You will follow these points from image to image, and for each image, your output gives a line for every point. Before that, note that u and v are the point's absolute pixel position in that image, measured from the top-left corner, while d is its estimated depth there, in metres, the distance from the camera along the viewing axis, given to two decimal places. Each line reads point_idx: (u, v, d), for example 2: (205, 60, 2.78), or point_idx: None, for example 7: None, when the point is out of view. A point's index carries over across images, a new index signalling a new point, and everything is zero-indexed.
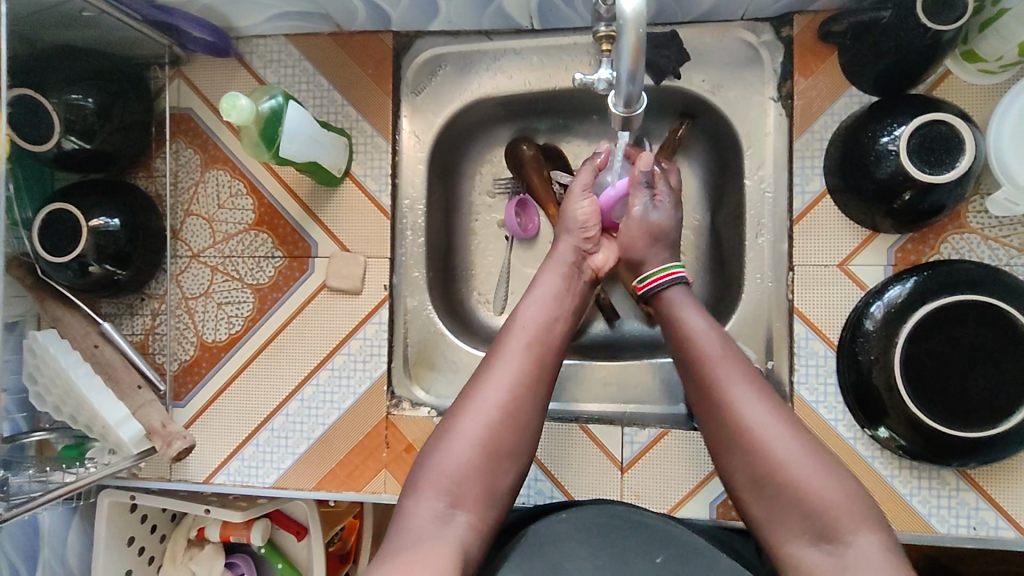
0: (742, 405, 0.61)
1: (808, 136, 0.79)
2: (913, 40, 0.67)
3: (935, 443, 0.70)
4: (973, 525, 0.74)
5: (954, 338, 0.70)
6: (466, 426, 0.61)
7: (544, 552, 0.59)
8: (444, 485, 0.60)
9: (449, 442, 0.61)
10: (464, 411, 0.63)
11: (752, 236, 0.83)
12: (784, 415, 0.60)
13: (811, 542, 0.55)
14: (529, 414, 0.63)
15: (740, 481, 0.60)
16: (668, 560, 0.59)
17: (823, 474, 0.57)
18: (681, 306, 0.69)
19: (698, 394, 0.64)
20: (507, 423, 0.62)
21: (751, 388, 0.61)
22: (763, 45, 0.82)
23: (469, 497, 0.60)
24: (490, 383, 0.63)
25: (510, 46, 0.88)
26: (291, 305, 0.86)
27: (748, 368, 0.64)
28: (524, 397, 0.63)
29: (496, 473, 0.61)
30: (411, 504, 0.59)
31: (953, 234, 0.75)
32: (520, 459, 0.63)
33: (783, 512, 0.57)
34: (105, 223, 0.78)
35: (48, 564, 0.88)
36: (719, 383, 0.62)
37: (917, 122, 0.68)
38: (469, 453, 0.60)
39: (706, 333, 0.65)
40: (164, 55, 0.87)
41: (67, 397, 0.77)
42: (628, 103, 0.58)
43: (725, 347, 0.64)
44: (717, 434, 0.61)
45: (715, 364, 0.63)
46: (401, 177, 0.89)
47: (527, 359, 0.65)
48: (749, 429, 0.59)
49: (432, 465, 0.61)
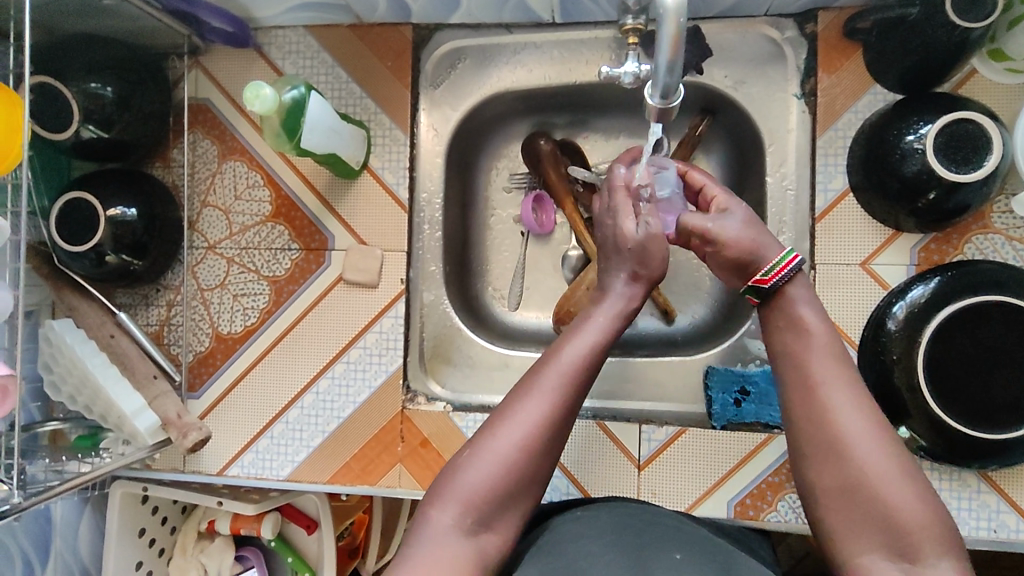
0: (838, 413, 0.56)
1: (831, 134, 0.78)
2: (941, 38, 0.66)
3: (957, 444, 0.69)
4: (993, 527, 0.73)
5: (978, 339, 0.70)
6: (499, 441, 0.57)
7: (559, 550, 0.57)
8: (471, 504, 0.56)
9: (484, 456, 0.57)
10: (500, 427, 0.58)
11: (772, 233, 0.83)
12: (875, 425, 0.55)
13: (887, 559, 0.52)
14: (562, 436, 0.60)
15: (822, 489, 0.55)
16: (687, 557, 0.57)
17: (909, 493, 0.53)
18: (799, 301, 0.62)
19: (793, 394, 0.59)
20: (543, 444, 0.58)
21: (846, 395, 0.57)
22: (785, 41, 0.81)
23: (494, 516, 0.56)
24: (530, 400, 0.59)
25: (531, 39, 0.87)
26: (308, 297, 0.86)
27: (852, 374, 0.58)
28: (562, 421, 0.59)
29: (524, 491, 0.58)
30: (432, 516, 0.56)
31: (977, 234, 0.74)
32: (546, 480, 0.59)
33: (866, 522, 0.53)
34: (122, 212, 0.77)
35: (59, 554, 0.88)
36: (819, 386, 0.57)
37: (943, 121, 0.67)
38: (499, 470, 0.56)
39: (816, 332, 0.60)
40: (183, 44, 0.86)
41: (83, 387, 0.76)
42: (664, 95, 0.56)
43: (838, 351, 0.59)
44: (807, 443, 0.57)
45: (817, 368, 0.58)
46: (419, 171, 0.88)
47: (576, 379, 0.60)
48: (845, 438, 0.55)
49: (461, 478, 0.57)
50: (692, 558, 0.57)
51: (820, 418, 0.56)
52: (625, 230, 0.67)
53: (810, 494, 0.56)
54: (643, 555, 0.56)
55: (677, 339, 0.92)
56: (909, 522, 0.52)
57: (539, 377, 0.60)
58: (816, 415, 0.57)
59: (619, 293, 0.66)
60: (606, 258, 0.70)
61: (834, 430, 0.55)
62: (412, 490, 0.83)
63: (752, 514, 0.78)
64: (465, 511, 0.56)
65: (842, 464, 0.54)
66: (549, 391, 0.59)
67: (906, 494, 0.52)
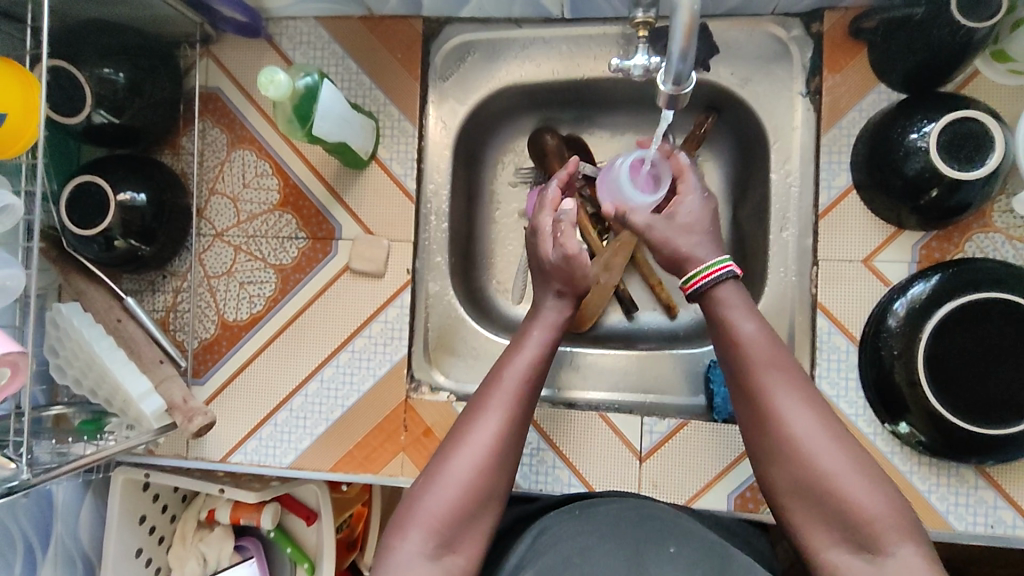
0: (781, 416, 0.57)
1: (836, 132, 0.79)
2: (945, 38, 0.67)
3: (955, 439, 0.70)
4: (990, 523, 0.74)
5: (978, 335, 0.70)
6: (455, 463, 0.59)
7: (556, 548, 0.58)
8: (435, 526, 0.56)
9: (442, 475, 0.58)
10: (453, 450, 0.60)
11: (776, 230, 0.84)
12: (820, 427, 0.56)
13: (852, 552, 0.53)
14: (517, 444, 0.61)
15: (783, 493, 0.57)
16: (683, 548, 0.58)
17: (863, 488, 0.54)
18: (732, 306, 0.63)
19: (746, 409, 0.60)
20: (495, 462, 0.59)
21: (792, 401, 0.58)
22: (792, 40, 0.83)
23: (462, 532, 0.57)
24: (479, 419, 0.61)
25: (539, 34, 0.88)
26: (314, 286, 0.86)
27: (798, 377, 0.59)
28: (511, 430, 0.61)
29: (484, 509, 0.59)
30: (396, 544, 0.56)
31: (978, 232, 0.75)
32: (508, 486, 0.61)
33: (829, 522, 0.54)
34: (132, 198, 0.78)
35: (60, 538, 0.89)
36: (767, 394, 0.58)
37: (947, 118, 0.68)
38: (459, 489, 0.57)
39: (754, 337, 0.61)
40: (195, 33, 0.87)
41: (89, 370, 0.77)
42: (677, 81, 0.57)
43: (778, 359, 0.60)
44: (767, 462, 0.58)
45: (758, 373, 0.59)
46: (427, 162, 0.89)
47: (518, 397, 0.62)
48: (794, 442, 0.56)
49: (420, 506, 0.57)
50: (686, 549, 0.58)
51: (770, 423, 0.58)
52: (544, 254, 0.72)
53: (775, 500, 0.58)
54: (647, 551, 0.57)
55: (679, 334, 0.92)
56: (865, 514, 0.53)
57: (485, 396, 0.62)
58: (765, 422, 0.58)
59: (553, 309, 0.70)
60: (542, 292, 0.72)
61: (778, 436, 0.57)
62: (414, 479, 0.83)
63: (753, 507, 0.78)
64: (430, 531, 0.56)
65: (795, 469, 0.56)
66: (495, 409, 0.61)
67: (859, 489, 0.54)
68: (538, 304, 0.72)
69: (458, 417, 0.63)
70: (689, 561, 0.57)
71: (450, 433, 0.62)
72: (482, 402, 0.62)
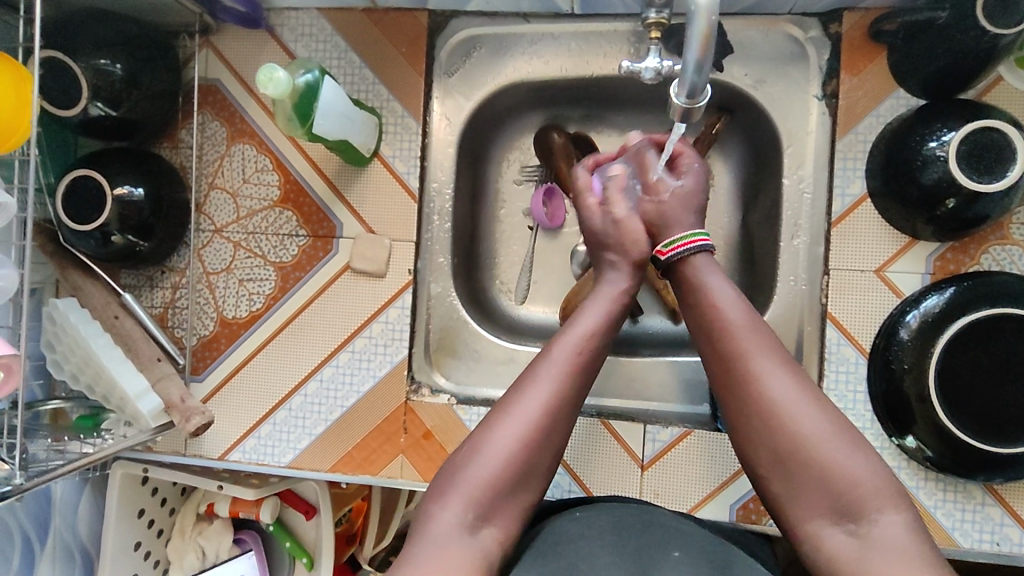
0: (750, 378, 0.57)
1: (852, 137, 0.77)
2: (970, 43, 0.65)
3: (964, 457, 0.69)
4: (996, 540, 0.73)
5: (992, 351, 0.69)
6: (500, 433, 0.58)
7: (560, 553, 0.55)
8: (475, 497, 0.56)
9: (486, 448, 0.58)
10: (500, 420, 0.59)
11: (787, 237, 0.82)
12: (790, 388, 0.56)
13: (833, 522, 0.52)
14: (562, 430, 0.60)
15: (759, 459, 0.56)
16: (687, 555, 0.56)
17: (832, 451, 0.53)
18: (706, 272, 0.65)
19: (717, 368, 0.60)
20: (543, 437, 0.59)
21: (761, 363, 0.58)
22: (809, 41, 0.80)
23: (498, 510, 0.57)
24: (527, 396, 0.60)
25: (548, 30, 0.86)
26: (314, 284, 0.85)
27: (774, 341, 0.59)
28: (561, 415, 0.60)
29: (527, 483, 0.58)
30: (435, 512, 0.56)
31: (995, 245, 0.73)
32: (552, 465, 0.60)
33: (805, 486, 0.54)
34: (129, 192, 0.76)
35: (58, 531, 0.88)
36: (743, 352, 0.58)
37: (968, 128, 0.66)
38: (503, 461, 0.57)
39: (733, 299, 0.62)
40: (194, 23, 0.85)
41: (86, 366, 0.76)
42: (691, 94, 0.54)
43: (752, 317, 0.60)
44: (742, 421, 0.57)
45: (734, 331, 0.60)
46: (430, 160, 0.87)
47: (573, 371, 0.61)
48: (768, 398, 0.56)
49: (464, 474, 0.57)
50: (691, 556, 0.55)
51: (744, 385, 0.57)
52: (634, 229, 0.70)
53: (753, 470, 0.58)
54: (648, 556, 0.55)
55: (685, 338, 0.91)
56: (847, 481, 0.52)
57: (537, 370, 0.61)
58: (740, 384, 0.58)
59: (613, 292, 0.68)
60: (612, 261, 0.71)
61: (745, 400, 0.57)
62: (413, 481, 0.82)
63: (755, 518, 0.77)
64: (471, 502, 0.56)
65: (764, 433, 0.56)
66: (547, 383, 0.60)
67: (834, 449, 0.53)
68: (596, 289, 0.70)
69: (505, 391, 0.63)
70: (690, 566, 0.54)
71: (495, 407, 0.62)
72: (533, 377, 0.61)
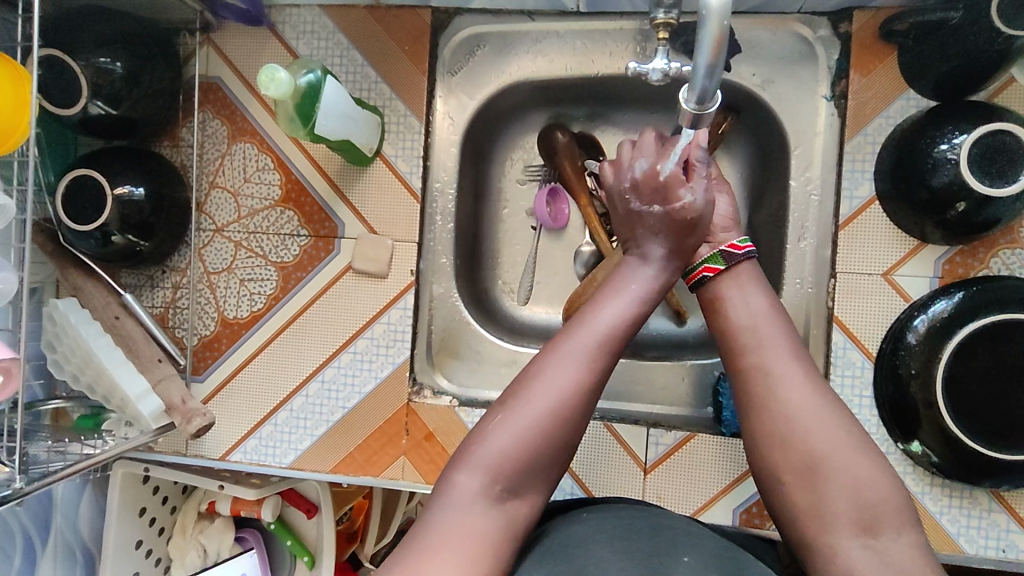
0: (784, 384, 0.57)
1: (860, 139, 0.76)
2: (982, 45, 0.64)
3: (971, 463, 0.68)
4: (1002, 547, 0.72)
5: (1002, 357, 0.68)
6: (531, 402, 0.56)
7: (571, 557, 0.53)
8: (499, 468, 0.54)
9: (516, 415, 0.56)
10: (532, 388, 0.57)
11: (793, 239, 0.81)
12: (821, 399, 0.56)
13: (854, 534, 0.51)
14: (592, 403, 0.58)
15: (782, 471, 0.55)
16: (697, 560, 0.54)
17: (863, 462, 0.53)
18: (744, 283, 0.64)
19: (743, 377, 0.59)
20: (574, 411, 0.57)
21: (794, 373, 0.57)
22: (818, 40, 0.79)
23: (525, 481, 0.55)
24: (563, 364, 0.58)
25: (553, 28, 0.84)
26: (315, 285, 0.84)
27: (803, 356, 0.59)
28: (593, 391, 0.58)
29: (552, 456, 0.57)
30: (457, 481, 0.54)
31: (1005, 248, 0.72)
32: (577, 440, 0.59)
33: (829, 496, 0.53)
34: (130, 191, 0.75)
35: (59, 530, 0.88)
36: (775, 364, 0.58)
37: (979, 131, 0.65)
38: (534, 429, 0.56)
39: (765, 312, 0.62)
40: (194, 20, 0.84)
41: (87, 367, 0.75)
42: (701, 101, 0.53)
43: (783, 330, 0.60)
44: (767, 431, 0.56)
45: (767, 343, 0.59)
46: (433, 160, 0.86)
47: (608, 345, 0.59)
48: (796, 409, 0.56)
49: (490, 442, 0.55)
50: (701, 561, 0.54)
51: (772, 395, 0.57)
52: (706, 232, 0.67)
53: (770, 477, 0.56)
54: (655, 561, 0.53)
55: (689, 340, 0.90)
56: (869, 494, 0.52)
57: (572, 338, 0.59)
58: (770, 394, 0.57)
59: (658, 261, 0.66)
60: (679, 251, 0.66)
61: (775, 400, 0.56)
62: (415, 483, 0.82)
63: (759, 522, 0.77)
64: (495, 473, 0.54)
65: (794, 436, 0.55)
66: (583, 353, 0.58)
67: (860, 463, 0.53)
68: (643, 255, 0.67)
69: (535, 356, 0.60)
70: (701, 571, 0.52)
71: (522, 374, 0.59)
72: (569, 344, 0.59)
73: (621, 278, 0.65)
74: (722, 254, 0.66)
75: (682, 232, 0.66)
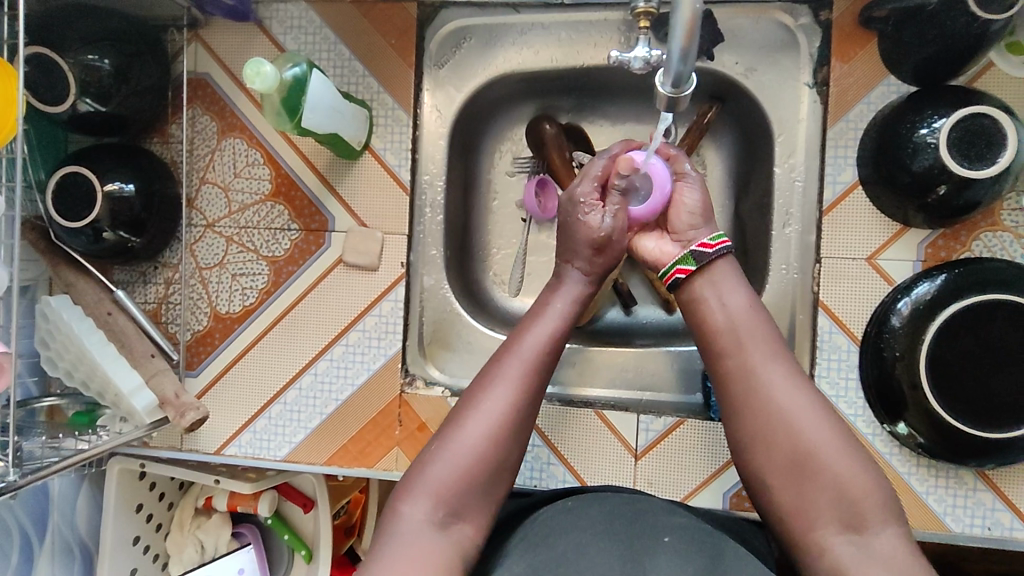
0: (768, 386, 0.58)
1: (842, 125, 0.77)
2: (959, 29, 0.64)
3: (952, 441, 0.69)
4: (988, 525, 0.74)
5: (983, 338, 0.69)
6: (467, 429, 0.59)
7: (552, 543, 0.55)
8: (442, 496, 0.57)
9: (453, 442, 0.59)
10: (466, 416, 0.60)
11: (779, 225, 0.83)
12: (803, 398, 0.58)
13: (839, 531, 0.53)
14: (528, 425, 0.61)
15: (769, 473, 0.57)
16: (677, 539, 0.56)
17: (848, 458, 0.55)
18: (725, 281, 0.64)
19: (726, 381, 0.60)
20: (510, 432, 0.60)
21: (777, 373, 0.59)
22: (799, 28, 0.80)
23: (468, 504, 0.57)
24: (494, 389, 0.61)
25: (537, 19, 0.85)
26: (306, 279, 0.85)
27: (783, 355, 0.60)
28: (526, 410, 0.61)
29: (496, 477, 0.59)
30: (404, 510, 0.57)
31: (986, 231, 0.73)
32: (518, 460, 0.61)
33: (815, 494, 0.55)
34: (120, 188, 0.76)
35: (57, 528, 0.89)
36: (755, 368, 0.59)
37: (959, 114, 0.66)
38: (472, 454, 0.58)
39: (746, 309, 0.62)
40: (182, 17, 0.85)
41: (79, 363, 0.76)
42: (677, 84, 0.55)
43: (764, 329, 0.61)
44: (752, 432, 0.58)
45: (748, 345, 0.60)
46: (422, 152, 0.87)
47: (535, 365, 0.62)
48: (781, 411, 0.57)
49: (431, 471, 0.58)
50: (681, 540, 0.56)
51: (755, 397, 0.58)
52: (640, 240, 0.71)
53: (758, 477, 0.58)
54: (640, 545, 0.55)
55: (679, 329, 0.91)
56: (854, 488, 0.54)
57: (504, 365, 0.62)
58: (750, 398, 0.59)
59: (576, 279, 0.70)
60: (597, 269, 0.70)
61: (760, 402, 0.58)
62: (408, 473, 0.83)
63: (748, 506, 0.78)
64: (439, 501, 0.56)
65: (778, 437, 0.57)
66: (513, 378, 0.61)
67: (842, 461, 0.55)
68: (559, 277, 0.71)
69: (469, 384, 0.63)
70: (681, 553, 0.54)
71: (458, 403, 0.62)
72: (499, 370, 0.62)
73: (546, 298, 0.69)
74: (694, 255, 0.65)
75: (601, 259, 0.70)
